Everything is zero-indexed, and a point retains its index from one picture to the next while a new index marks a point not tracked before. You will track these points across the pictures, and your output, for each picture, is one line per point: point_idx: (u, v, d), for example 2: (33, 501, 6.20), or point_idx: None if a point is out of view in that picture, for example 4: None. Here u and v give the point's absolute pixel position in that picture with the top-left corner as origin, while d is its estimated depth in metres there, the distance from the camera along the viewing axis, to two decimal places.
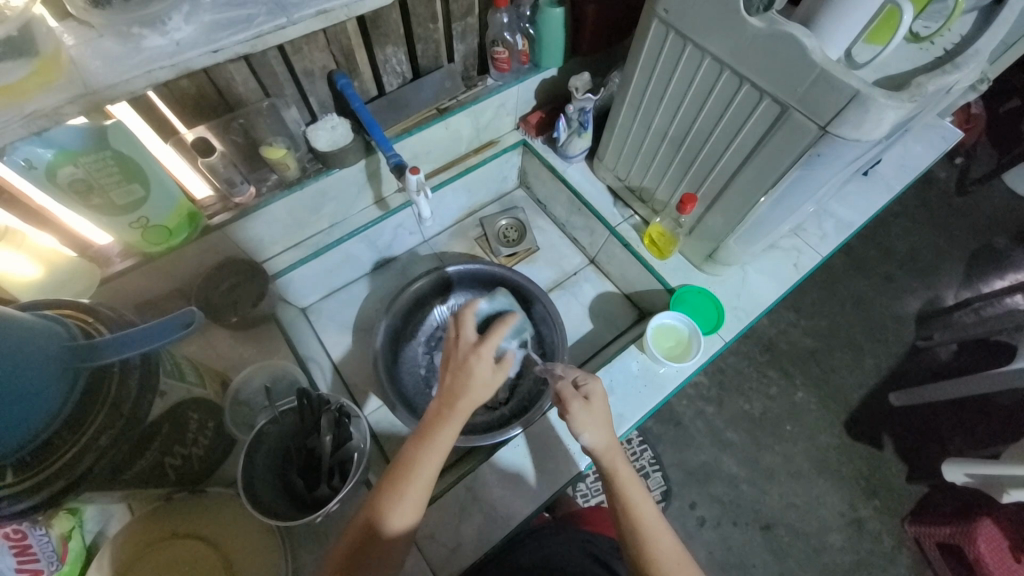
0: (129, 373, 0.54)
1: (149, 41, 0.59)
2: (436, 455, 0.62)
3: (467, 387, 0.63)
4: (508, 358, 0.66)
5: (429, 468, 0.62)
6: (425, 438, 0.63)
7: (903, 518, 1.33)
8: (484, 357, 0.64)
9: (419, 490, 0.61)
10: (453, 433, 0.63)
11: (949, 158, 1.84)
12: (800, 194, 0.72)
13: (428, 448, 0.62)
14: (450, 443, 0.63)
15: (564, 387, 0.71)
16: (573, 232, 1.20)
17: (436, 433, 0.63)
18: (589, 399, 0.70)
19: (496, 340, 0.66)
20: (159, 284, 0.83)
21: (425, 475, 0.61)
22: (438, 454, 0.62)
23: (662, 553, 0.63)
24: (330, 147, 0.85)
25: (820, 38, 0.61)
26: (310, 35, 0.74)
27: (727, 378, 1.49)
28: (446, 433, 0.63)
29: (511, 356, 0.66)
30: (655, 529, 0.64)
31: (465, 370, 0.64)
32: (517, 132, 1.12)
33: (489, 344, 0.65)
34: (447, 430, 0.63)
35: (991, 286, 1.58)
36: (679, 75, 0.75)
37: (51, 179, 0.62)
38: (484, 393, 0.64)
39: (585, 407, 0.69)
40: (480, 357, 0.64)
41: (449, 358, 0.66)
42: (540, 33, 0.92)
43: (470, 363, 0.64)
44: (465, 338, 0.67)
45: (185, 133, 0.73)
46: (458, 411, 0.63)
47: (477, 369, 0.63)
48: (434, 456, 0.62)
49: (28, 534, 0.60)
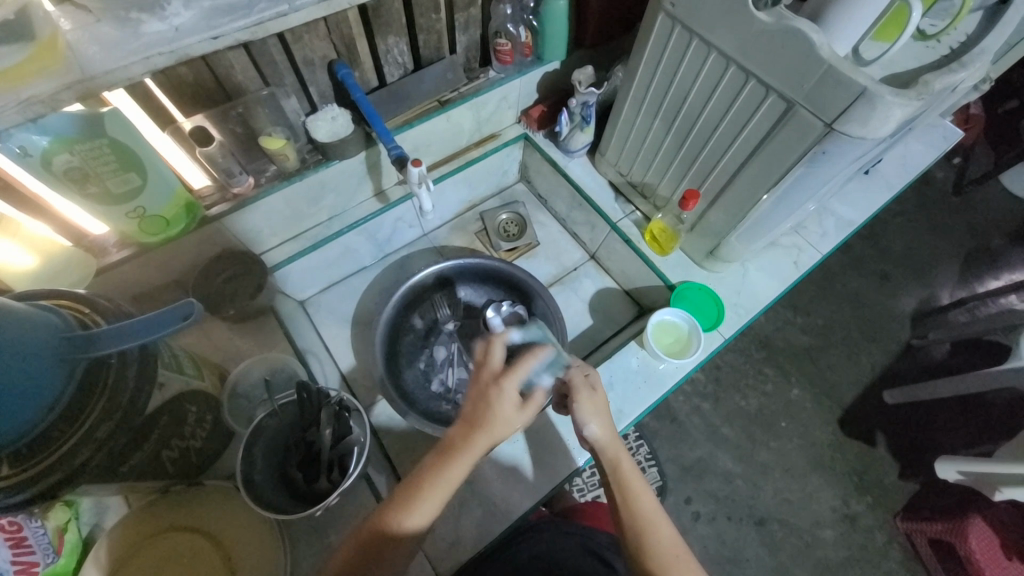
0: (127, 365, 0.53)
1: (148, 27, 0.58)
2: (453, 478, 0.61)
3: (491, 419, 0.63)
4: (534, 396, 0.66)
5: (443, 487, 0.61)
6: (442, 459, 0.62)
7: (895, 514, 1.34)
8: (511, 393, 0.64)
9: (429, 503, 0.60)
10: (470, 461, 0.62)
11: (947, 158, 1.84)
12: (803, 191, 0.72)
13: (446, 470, 0.61)
14: (466, 471, 0.63)
15: (572, 377, 0.71)
16: (574, 227, 1.20)
17: (454, 459, 0.62)
18: (595, 388, 0.71)
19: (524, 374, 0.65)
20: (155, 274, 0.82)
21: (440, 494, 0.61)
22: (452, 480, 0.61)
23: (663, 543, 0.63)
24: (330, 138, 0.84)
25: (827, 33, 0.61)
26: (311, 23, 0.73)
27: (724, 374, 1.50)
28: (464, 460, 0.62)
29: (539, 397, 0.67)
30: (656, 521, 0.65)
31: (489, 402, 0.63)
32: (519, 126, 1.11)
33: (517, 376, 0.65)
34: (466, 457, 0.62)
35: (986, 286, 1.59)
36: (685, 70, 0.74)
37: (46, 167, 0.61)
38: (505, 429, 0.64)
39: (591, 399, 0.69)
40: (505, 391, 0.64)
41: (473, 385, 0.66)
42: (543, 25, 0.91)
43: (496, 398, 0.64)
44: (492, 366, 0.66)
45: (182, 122, 0.72)
46: (478, 443, 0.62)
47: (505, 405, 0.63)
48: (449, 480, 0.61)
49: (23, 526, 0.59)
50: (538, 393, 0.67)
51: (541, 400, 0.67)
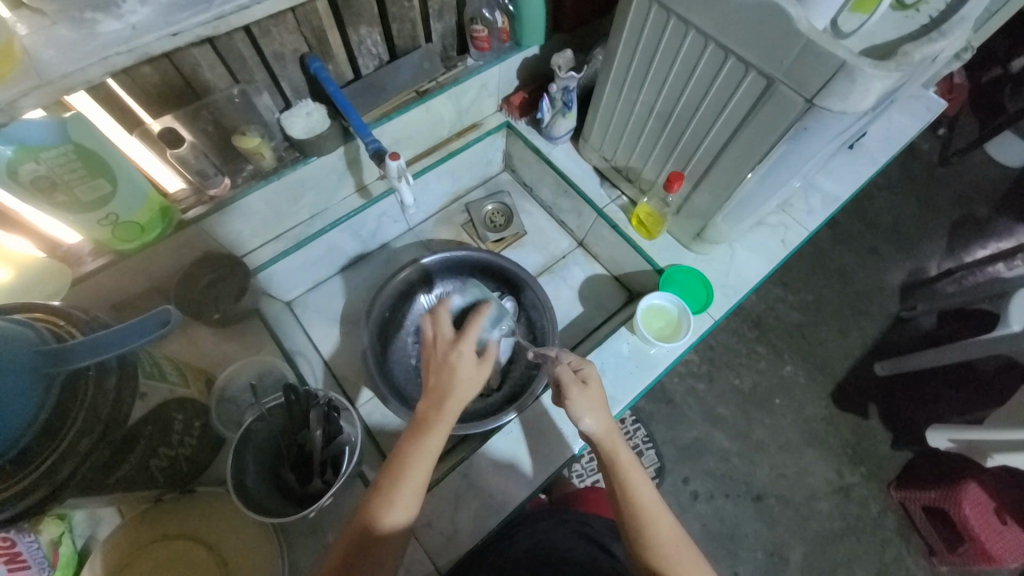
0: (105, 376, 0.52)
1: (104, 26, 0.57)
2: (428, 451, 0.63)
3: (452, 385, 0.65)
4: (490, 352, 0.68)
5: (421, 462, 0.62)
6: (417, 437, 0.64)
7: (889, 483, 1.36)
8: (466, 356, 0.66)
9: (412, 486, 0.61)
10: (444, 433, 0.64)
11: (932, 129, 1.84)
12: (788, 169, 0.71)
13: (421, 445, 0.63)
14: (441, 444, 0.64)
15: (562, 372, 0.72)
16: (560, 215, 1.19)
17: (427, 433, 0.64)
18: (586, 383, 0.72)
19: (473, 337, 0.68)
20: (134, 281, 0.80)
21: (421, 471, 0.62)
22: (430, 458, 0.63)
23: (663, 532, 0.64)
24: (307, 134, 0.82)
25: (805, 7, 0.60)
26: (278, 16, 0.71)
27: (717, 355, 1.50)
28: (436, 431, 0.64)
29: (494, 350, 0.68)
30: (656, 511, 0.65)
31: (447, 369, 0.65)
32: (500, 114, 1.09)
33: (466, 339, 0.67)
34: (436, 425, 0.64)
35: (973, 256, 1.60)
36: (664, 50, 0.73)
37: (12, 178, 0.59)
38: (470, 392, 0.66)
39: (582, 391, 0.70)
40: (461, 356, 0.66)
41: (428, 357, 0.68)
42: (519, 9, 0.89)
43: (452, 363, 0.66)
44: (443, 336, 0.68)
45: (151, 124, 0.70)
46: (448, 410, 0.64)
47: (462, 366, 0.65)
48: (424, 456, 0.63)
49: (16, 541, 0.58)
50: (493, 347, 0.69)
51: (497, 354, 0.69)
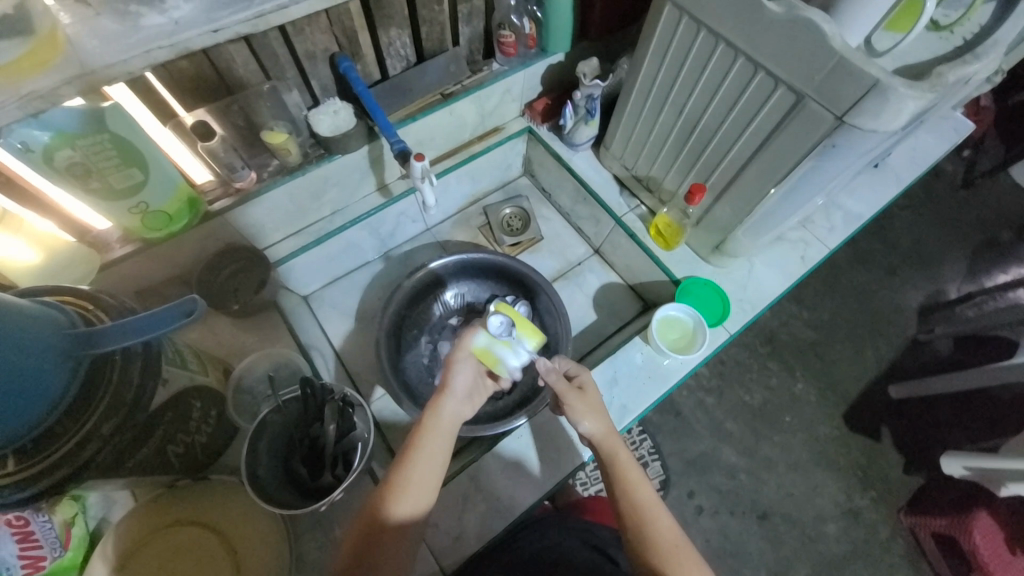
0: (132, 361, 0.53)
1: (147, 20, 0.58)
2: (438, 450, 0.66)
3: (455, 385, 0.70)
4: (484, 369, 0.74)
5: (432, 458, 0.65)
6: (415, 443, 0.66)
7: (898, 508, 1.34)
8: (469, 364, 0.71)
9: (415, 485, 0.63)
10: (441, 439, 0.67)
11: (956, 151, 1.82)
12: (812, 185, 0.71)
13: (421, 450, 0.65)
14: (442, 450, 0.66)
15: (558, 382, 0.72)
16: (577, 221, 1.19)
17: (426, 439, 0.66)
18: (583, 388, 0.73)
19: (468, 342, 0.71)
20: (157, 270, 0.81)
21: (422, 473, 0.63)
22: (432, 460, 0.65)
23: (661, 530, 0.64)
24: (331, 132, 0.83)
25: (839, 25, 0.59)
26: (312, 15, 0.72)
27: (728, 369, 1.49)
28: (443, 430, 0.67)
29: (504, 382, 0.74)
30: (655, 509, 0.66)
31: (450, 374, 0.71)
32: (523, 119, 1.10)
33: (466, 347, 0.72)
34: (438, 423, 0.68)
35: (994, 280, 1.57)
36: (693, 61, 0.73)
37: (48, 162, 0.60)
38: (462, 400, 0.71)
39: (580, 397, 0.72)
40: (460, 361, 0.71)
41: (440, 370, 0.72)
42: (547, 16, 0.90)
43: (453, 369, 0.71)
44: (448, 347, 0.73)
45: (184, 116, 0.72)
46: (443, 416, 0.68)
47: (455, 374, 0.70)
48: (432, 456, 0.65)
49: (30, 520, 0.60)
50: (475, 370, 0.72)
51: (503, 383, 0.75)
